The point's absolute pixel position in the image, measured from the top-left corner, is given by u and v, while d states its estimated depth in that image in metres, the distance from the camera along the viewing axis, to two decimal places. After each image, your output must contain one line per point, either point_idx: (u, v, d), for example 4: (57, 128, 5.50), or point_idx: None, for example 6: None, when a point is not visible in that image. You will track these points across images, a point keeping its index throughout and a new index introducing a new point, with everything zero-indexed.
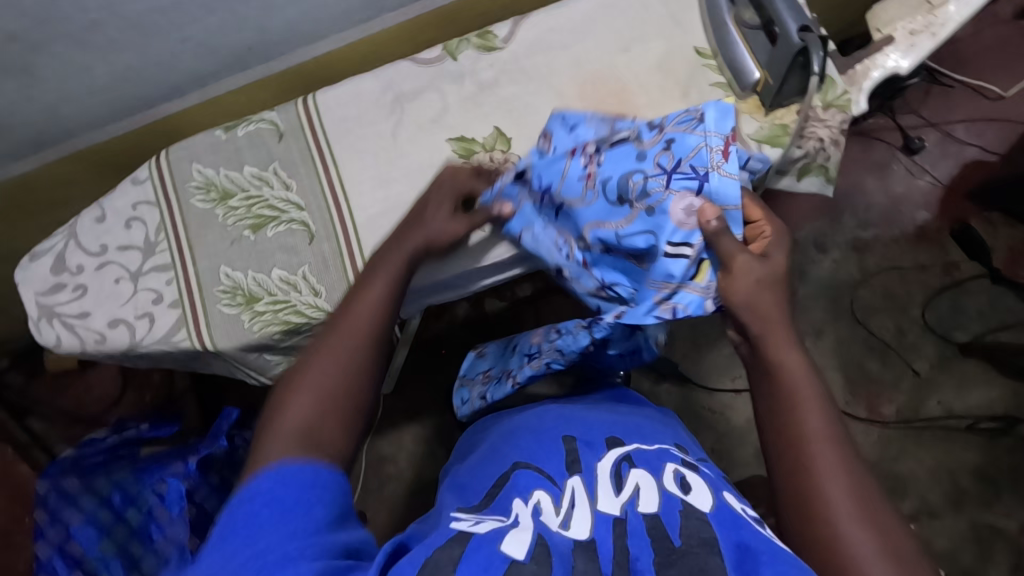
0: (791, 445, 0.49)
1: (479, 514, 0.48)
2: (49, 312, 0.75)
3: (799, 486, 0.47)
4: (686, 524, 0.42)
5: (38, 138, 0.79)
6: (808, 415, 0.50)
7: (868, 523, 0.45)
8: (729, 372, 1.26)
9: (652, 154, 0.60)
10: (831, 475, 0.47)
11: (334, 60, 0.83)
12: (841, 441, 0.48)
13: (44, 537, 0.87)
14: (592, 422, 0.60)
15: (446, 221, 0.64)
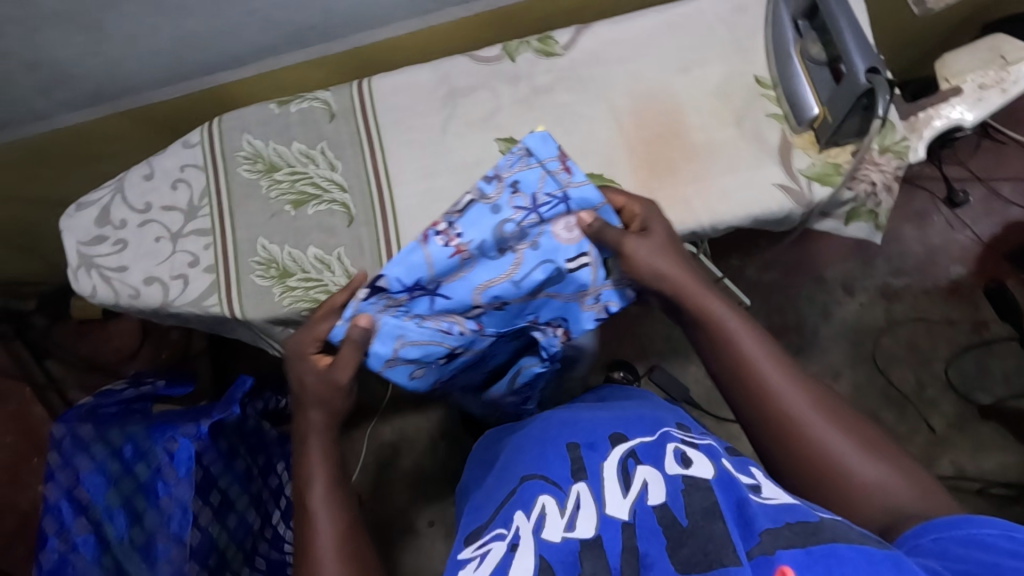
0: (757, 418, 0.54)
1: (483, 545, 0.48)
2: (88, 262, 0.77)
3: (793, 446, 0.52)
4: (689, 500, 0.43)
5: (98, 92, 0.81)
6: (770, 380, 0.54)
7: (852, 435, 0.52)
8: None
9: (504, 201, 0.58)
10: (810, 418, 0.52)
11: (393, 47, 0.83)
12: (802, 388, 0.54)
13: (55, 479, 0.89)
14: (598, 417, 0.58)
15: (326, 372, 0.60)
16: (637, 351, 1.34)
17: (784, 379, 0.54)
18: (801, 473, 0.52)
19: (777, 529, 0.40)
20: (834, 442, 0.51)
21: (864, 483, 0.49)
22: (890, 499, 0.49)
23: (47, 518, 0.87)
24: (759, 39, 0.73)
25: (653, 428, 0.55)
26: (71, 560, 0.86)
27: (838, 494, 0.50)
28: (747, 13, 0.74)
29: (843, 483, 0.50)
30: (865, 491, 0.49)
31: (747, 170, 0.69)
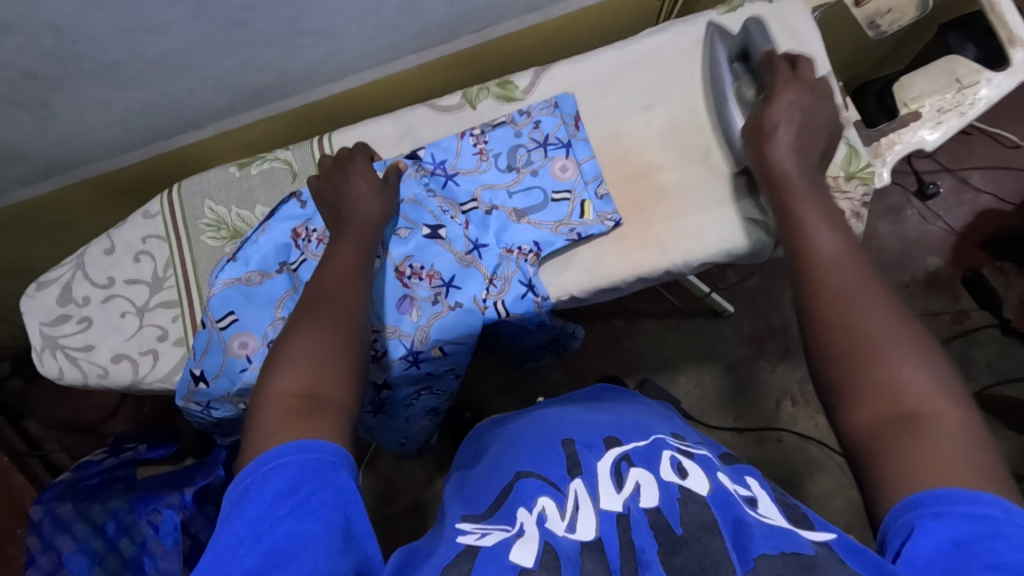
0: (834, 286, 0.51)
1: (485, 524, 0.47)
2: (53, 343, 0.75)
3: (835, 332, 0.49)
4: (685, 511, 0.43)
5: (52, 166, 0.79)
6: (823, 254, 0.54)
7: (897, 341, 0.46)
8: (732, 411, 1.30)
9: (469, 234, 0.71)
10: (879, 322, 0.48)
11: (353, 97, 0.82)
12: (861, 280, 0.51)
13: (36, 564, 0.87)
14: (591, 420, 0.60)
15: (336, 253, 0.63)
16: (625, 367, 1.34)
17: (861, 295, 0.50)
18: (836, 361, 0.48)
19: (773, 555, 0.38)
20: (895, 341, 0.46)
21: (919, 404, 0.43)
22: (945, 427, 0.42)
23: None
24: None
25: (646, 434, 0.56)
26: None
27: (872, 388, 0.45)
28: (706, 46, 0.74)
29: (882, 384, 0.45)
30: (909, 397, 0.44)
31: (716, 207, 0.69)
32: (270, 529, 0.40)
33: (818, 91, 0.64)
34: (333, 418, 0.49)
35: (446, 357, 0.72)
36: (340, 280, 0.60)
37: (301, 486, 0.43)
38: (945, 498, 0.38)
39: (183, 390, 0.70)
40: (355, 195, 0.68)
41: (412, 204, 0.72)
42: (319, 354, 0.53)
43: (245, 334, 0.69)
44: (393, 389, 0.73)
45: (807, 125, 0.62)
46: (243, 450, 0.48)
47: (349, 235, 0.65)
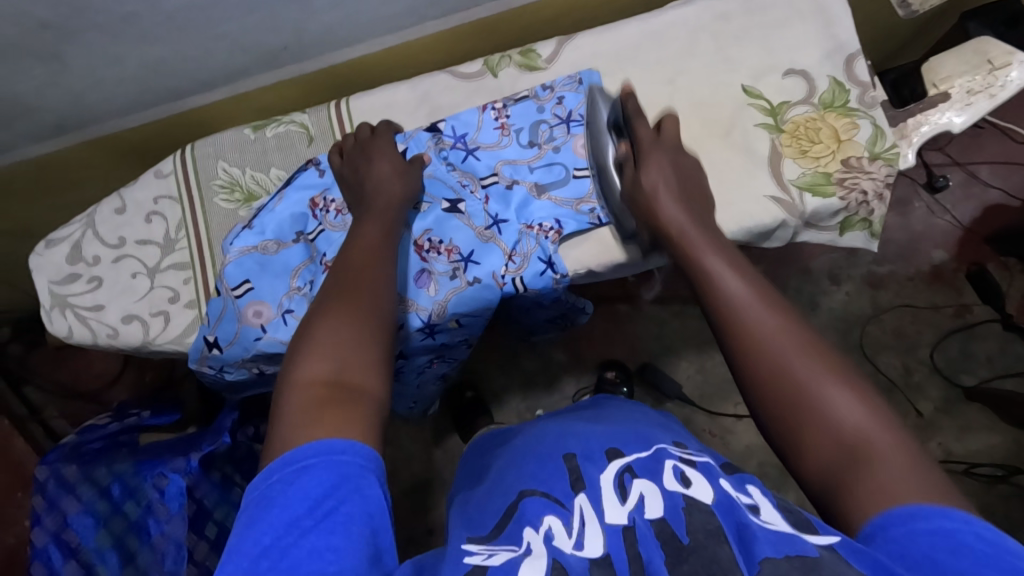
0: (744, 337, 0.51)
1: (491, 545, 0.45)
2: (63, 302, 0.74)
3: (766, 368, 0.49)
4: (691, 520, 0.42)
5: (61, 123, 0.77)
6: (734, 285, 0.54)
7: (823, 373, 0.47)
8: (732, 398, 1.30)
9: (488, 210, 0.71)
10: (799, 355, 0.48)
11: (368, 62, 0.80)
12: (769, 308, 0.52)
13: (41, 524, 0.86)
14: (593, 428, 0.57)
15: (359, 233, 0.62)
16: (627, 351, 1.34)
17: (778, 322, 0.51)
18: (773, 405, 0.48)
19: (779, 559, 0.38)
20: (820, 376, 0.47)
21: (858, 433, 0.44)
22: (891, 454, 0.42)
23: (33, 565, 0.84)
24: (747, 47, 0.71)
25: (648, 441, 0.54)
26: None
27: (809, 426, 0.46)
28: (731, 21, 0.72)
29: (818, 421, 0.45)
30: (850, 426, 0.44)
31: (740, 184, 0.68)
32: (296, 542, 0.40)
33: (681, 155, 0.66)
34: (363, 407, 0.48)
35: (461, 327, 0.74)
36: (366, 264, 0.60)
37: (331, 493, 0.42)
38: (905, 513, 0.39)
39: (196, 352, 0.70)
40: (380, 175, 0.67)
41: (431, 179, 0.72)
42: (344, 341, 0.52)
43: (260, 302, 0.68)
44: (407, 358, 0.75)
45: (681, 172, 0.65)
46: (272, 434, 0.47)
47: (374, 216, 0.64)
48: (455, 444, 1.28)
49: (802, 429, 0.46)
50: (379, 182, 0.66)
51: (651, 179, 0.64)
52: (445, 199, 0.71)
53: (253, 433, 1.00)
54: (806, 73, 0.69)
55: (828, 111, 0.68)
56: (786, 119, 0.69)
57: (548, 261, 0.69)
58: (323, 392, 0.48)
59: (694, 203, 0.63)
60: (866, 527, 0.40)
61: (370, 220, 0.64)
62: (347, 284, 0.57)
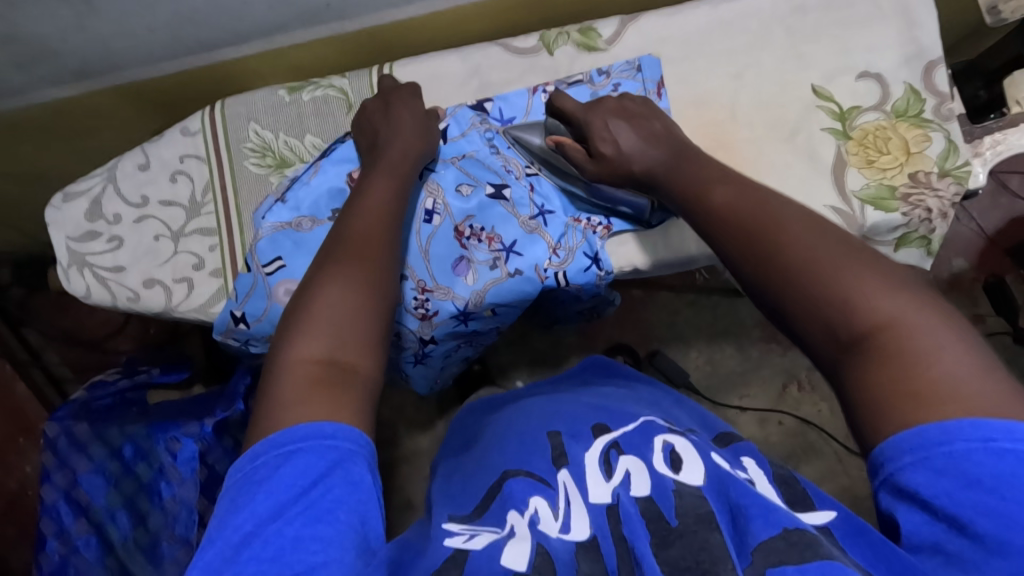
0: (730, 248, 0.49)
1: (473, 524, 0.46)
2: (81, 260, 0.71)
3: (765, 267, 0.46)
4: (680, 502, 0.43)
5: (82, 68, 0.72)
6: (716, 193, 0.52)
7: (818, 256, 0.44)
8: (739, 390, 1.23)
9: (529, 200, 0.69)
10: (790, 250, 0.45)
11: (414, 27, 0.73)
12: (758, 204, 0.49)
13: (51, 480, 0.85)
14: (572, 409, 0.59)
15: (370, 199, 0.58)
16: (637, 336, 1.26)
17: (771, 217, 0.48)
18: (789, 309, 0.44)
19: (774, 540, 0.38)
20: (823, 264, 0.43)
21: (871, 321, 0.40)
22: (911, 339, 0.39)
23: (44, 519, 0.84)
24: (822, 45, 0.67)
25: (630, 418, 0.56)
26: (72, 564, 0.83)
27: (805, 321, 0.43)
28: (807, 14, 0.68)
29: (814, 316, 0.43)
30: (858, 315, 0.41)
31: (800, 190, 0.65)
32: (278, 530, 0.37)
33: (621, 103, 0.65)
34: (357, 392, 0.44)
35: (495, 317, 0.72)
36: (373, 227, 0.55)
37: (319, 481, 0.39)
38: (917, 441, 0.36)
39: (222, 325, 0.69)
40: (399, 127, 0.64)
41: (472, 160, 0.70)
42: (343, 313, 0.48)
43: (290, 281, 0.66)
44: (438, 343, 0.74)
45: (637, 122, 0.63)
46: (259, 414, 0.43)
47: (386, 172, 0.61)
48: None
49: (819, 327, 0.42)
50: (399, 135, 0.64)
51: (601, 136, 0.63)
52: (489, 184, 0.69)
53: None
54: (881, 78, 0.66)
55: (901, 120, 0.65)
56: (855, 125, 0.66)
57: (592, 258, 0.69)
58: (315, 369, 0.44)
59: (654, 128, 0.62)
60: (879, 452, 0.38)
61: (377, 179, 0.60)
62: (352, 243, 0.53)
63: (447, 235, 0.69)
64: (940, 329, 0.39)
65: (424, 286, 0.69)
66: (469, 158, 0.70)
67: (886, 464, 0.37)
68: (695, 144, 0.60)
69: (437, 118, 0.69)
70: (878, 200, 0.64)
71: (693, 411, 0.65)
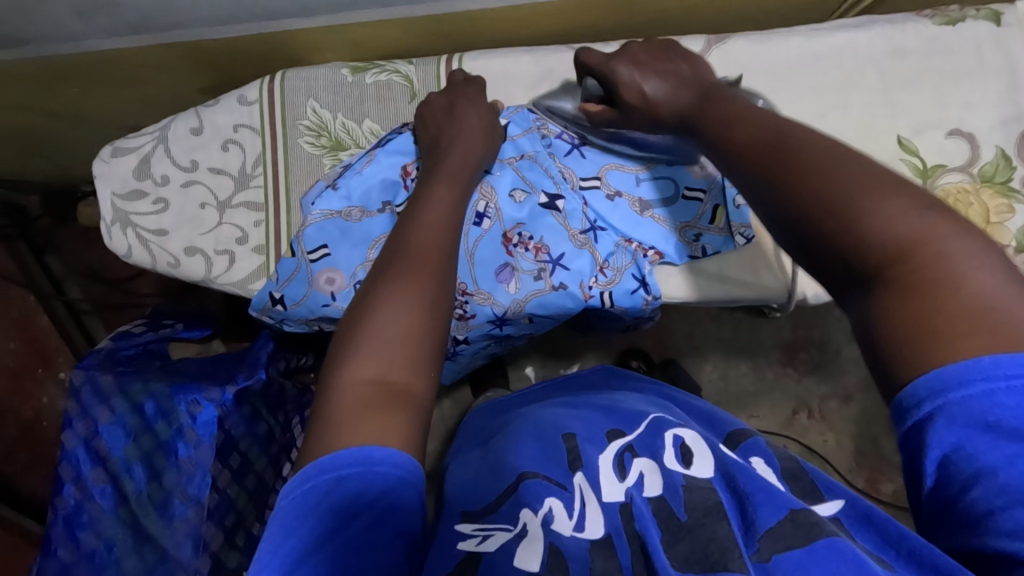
0: (747, 168, 0.44)
1: (485, 524, 0.46)
2: (124, 219, 0.69)
3: (774, 191, 0.41)
4: (691, 497, 0.43)
5: (141, 22, 0.70)
6: (736, 132, 0.47)
7: (834, 164, 0.40)
8: (748, 409, 1.17)
9: (580, 213, 0.68)
10: (812, 166, 0.40)
11: (486, 19, 0.70)
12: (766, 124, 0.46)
13: (72, 427, 0.87)
14: (585, 412, 0.56)
15: (434, 209, 0.58)
16: (656, 342, 1.20)
17: (781, 135, 0.43)
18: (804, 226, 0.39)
19: (781, 525, 0.40)
20: (841, 176, 0.39)
21: (895, 245, 0.35)
22: (942, 265, 0.34)
23: (62, 465, 0.86)
24: (916, 94, 0.64)
25: (640, 418, 0.54)
26: (86, 509, 0.86)
27: (820, 252, 0.38)
28: (906, 59, 0.64)
29: (833, 237, 0.38)
30: (878, 238, 0.36)
31: None
32: (321, 560, 0.38)
33: (653, 44, 0.60)
34: (407, 413, 0.44)
35: (531, 324, 0.71)
36: (430, 239, 0.55)
37: (362, 506, 0.40)
38: (933, 385, 0.32)
39: (259, 303, 0.68)
40: (464, 128, 0.64)
41: (530, 162, 0.69)
42: (398, 334, 0.47)
43: (334, 270, 0.66)
44: (470, 343, 0.73)
45: (663, 59, 0.58)
46: (313, 428, 0.44)
47: (446, 180, 0.60)
48: (467, 401, 1.18)
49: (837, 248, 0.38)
50: (456, 133, 0.64)
51: (625, 83, 0.58)
52: (544, 192, 0.68)
53: (284, 367, 0.96)
54: (972, 137, 0.63)
55: (985, 185, 0.62)
56: (937, 184, 0.62)
57: (640, 279, 0.68)
58: (372, 390, 0.44)
59: (679, 72, 0.57)
60: (905, 399, 0.33)
61: (433, 189, 0.59)
62: (408, 255, 0.53)
63: (493, 237, 0.68)
64: (978, 257, 0.34)
65: (465, 290, 0.68)
66: (528, 162, 0.68)
67: (907, 418, 0.34)
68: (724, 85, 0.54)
69: (498, 113, 0.67)
70: None
71: (699, 408, 0.62)
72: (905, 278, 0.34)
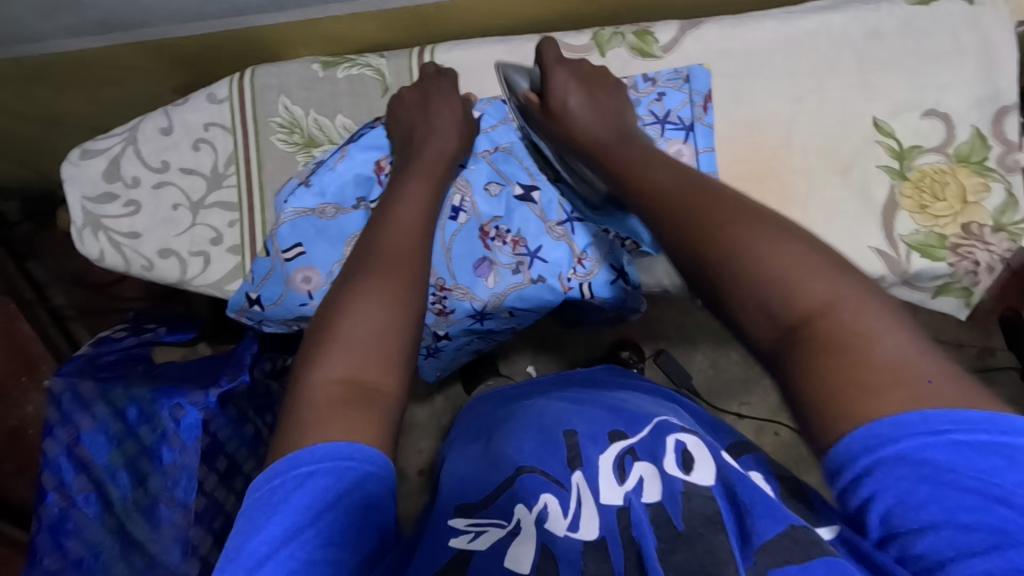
0: (664, 228, 0.48)
1: (478, 521, 0.46)
2: (96, 222, 0.68)
3: (693, 251, 0.45)
4: (689, 506, 0.42)
5: (107, 21, 0.68)
6: (653, 174, 0.52)
7: (743, 225, 0.44)
8: (739, 397, 1.17)
9: (556, 205, 0.67)
10: (722, 235, 0.44)
11: (458, 10, 0.69)
12: (679, 177, 0.50)
13: (54, 434, 0.86)
14: (589, 410, 0.55)
15: (409, 207, 0.57)
16: (645, 332, 1.20)
17: (697, 194, 0.48)
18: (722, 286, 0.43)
19: (779, 538, 0.38)
20: (751, 239, 0.43)
21: (804, 306, 0.39)
22: (850, 322, 0.38)
23: (45, 473, 0.85)
24: (892, 76, 0.63)
25: (643, 420, 0.52)
26: (72, 517, 0.85)
27: (744, 310, 0.42)
28: (882, 41, 0.64)
29: (753, 305, 0.41)
30: (792, 300, 0.40)
31: (844, 229, 0.62)
32: (290, 554, 0.38)
33: (591, 70, 0.65)
34: (380, 412, 0.44)
35: (512, 317, 0.71)
36: (404, 240, 0.54)
37: (331, 503, 0.39)
38: (866, 442, 0.34)
39: (236, 304, 0.67)
40: (436, 122, 0.63)
41: (505, 154, 0.68)
42: (368, 332, 0.47)
43: (310, 269, 0.65)
44: (451, 339, 0.73)
45: (592, 85, 0.63)
46: (285, 427, 0.43)
47: (421, 175, 0.60)
48: (458, 397, 1.18)
49: (758, 308, 0.41)
50: (426, 130, 0.63)
51: (557, 89, 0.62)
52: (519, 185, 0.68)
53: (269, 368, 0.95)
54: (948, 118, 0.62)
55: (962, 165, 0.62)
56: (914, 165, 0.62)
57: (619, 269, 0.68)
58: (341, 390, 0.44)
59: (610, 106, 0.62)
60: (837, 455, 0.35)
61: (407, 186, 0.59)
62: (380, 252, 0.52)
63: (469, 232, 0.67)
64: (878, 315, 0.38)
65: (443, 285, 0.67)
66: (502, 155, 0.68)
67: (835, 464, 0.35)
68: (640, 132, 0.60)
69: (471, 106, 0.67)
70: (928, 250, 0.61)
71: (706, 417, 0.61)
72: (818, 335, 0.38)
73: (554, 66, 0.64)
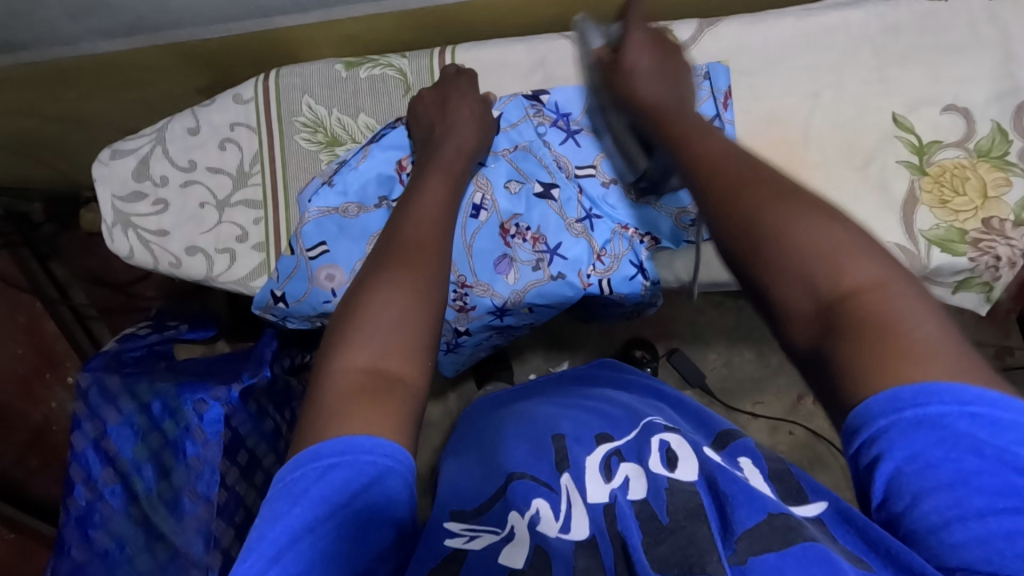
0: (708, 189, 0.48)
1: (473, 526, 0.44)
2: (126, 220, 0.70)
3: (734, 217, 0.45)
4: (671, 502, 0.43)
5: (135, 23, 0.70)
6: (699, 141, 0.52)
7: (779, 194, 0.45)
8: (753, 395, 1.16)
9: (576, 202, 0.68)
10: (763, 206, 0.44)
11: (477, 10, 0.70)
12: (728, 147, 0.50)
13: (82, 429, 0.88)
14: (582, 411, 0.56)
15: (431, 203, 0.58)
16: (658, 330, 1.20)
17: (743, 162, 0.48)
18: (757, 251, 0.44)
19: (756, 526, 0.39)
20: (794, 211, 0.43)
21: (844, 281, 0.40)
22: (887, 300, 0.39)
23: (74, 466, 0.88)
24: (911, 72, 0.64)
25: (632, 422, 0.54)
26: (98, 508, 0.87)
27: (783, 280, 0.42)
28: (900, 36, 0.64)
29: (787, 278, 0.42)
30: (831, 274, 0.41)
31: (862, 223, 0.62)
32: (309, 544, 0.39)
33: (665, 37, 0.64)
34: (402, 400, 0.45)
35: (531, 314, 0.72)
36: (426, 232, 0.55)
37: (351, 497, 0.40)
38: (887, 403, 0.35)
39: (261, 301, 0.69)
40: (456, 121, 0.64)
41: (524, 152, 0.69)
42: (391, 323, 0.48)
43: (333, 266, 0.66)
44: (471, 334, 0.74)
45: (662, 52, 0.62)
46: (306, 417, 0.44)
47: (441, 172, 0.61)
48: (472, 394, 1.18)
49: (798, 276, 0.42)
50: (449, 125, 0.64)
51: (630, 48, 0.62)
52: (537, 183, 0.68)
53: (289, 364, 0.96)
54: (968, 113, 0.62)
55: (982, 160, 0.62)
56: (933, 161, 0.62)
57: (638, 265, 0.69)
58: (369, 380, 0.45)
59: (671, 78, 0.61)
60: (856, 420, 0.36)
61: (428, 182, 0.60)
62: (402, 244, 0.53)
63: (489, 229, 0.68)
64: (907, 291, 0.39)
65: (464, 282, 0.68)
66: (523, 153, 0.69)
67: (860, 421, 0.36)
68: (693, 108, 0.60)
69: (491, 105, 0.68)
70: (949, 244, 0.61)
71: (693, 409, 0.61)
72: (853, 310, 0.39)
73: (632, 32, 0.62)
